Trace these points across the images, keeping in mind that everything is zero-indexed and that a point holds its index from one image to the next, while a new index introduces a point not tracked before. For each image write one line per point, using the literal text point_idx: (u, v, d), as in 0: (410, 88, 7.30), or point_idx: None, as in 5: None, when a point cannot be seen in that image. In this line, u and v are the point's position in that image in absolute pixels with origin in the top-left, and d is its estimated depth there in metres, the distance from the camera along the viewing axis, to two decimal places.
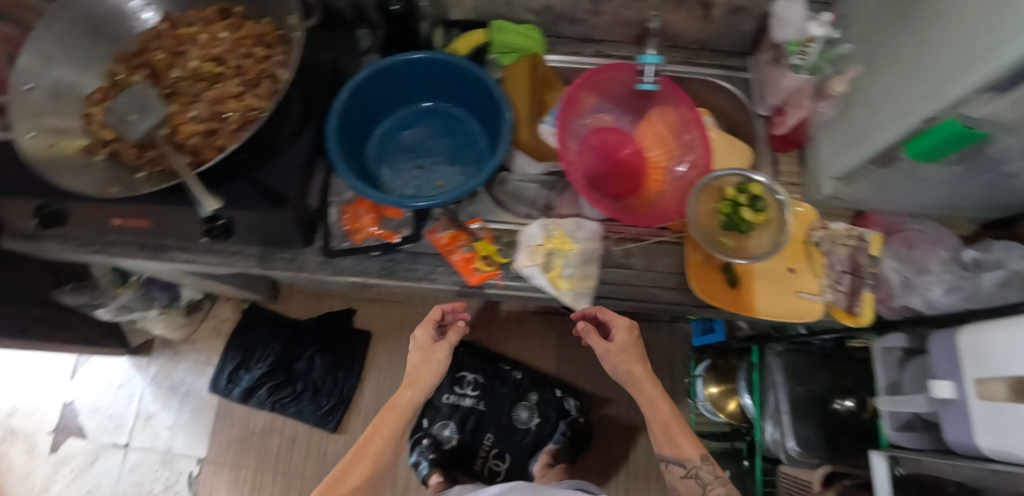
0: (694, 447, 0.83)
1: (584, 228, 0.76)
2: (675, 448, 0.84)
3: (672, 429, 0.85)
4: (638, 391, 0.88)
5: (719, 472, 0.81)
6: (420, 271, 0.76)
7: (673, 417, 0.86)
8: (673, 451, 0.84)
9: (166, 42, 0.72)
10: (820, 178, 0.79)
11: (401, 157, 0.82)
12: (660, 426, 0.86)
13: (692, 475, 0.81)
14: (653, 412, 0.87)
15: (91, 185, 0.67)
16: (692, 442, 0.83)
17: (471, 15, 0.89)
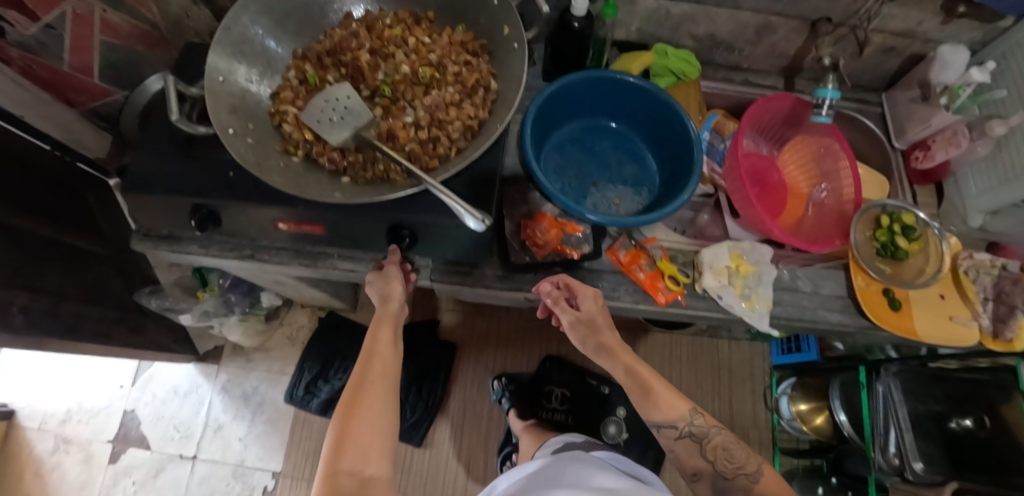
0: (678, 400, 0.69)
1: (756, 252, 0.80)
2: (661, 410, 0.68)
3: (657, 394, 0.69)
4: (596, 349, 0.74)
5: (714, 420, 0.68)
6: (602, 288, 0.77)
7: (639, 368, 0.71)
8: (662, 415, 0.68)
9: (368, 42, 0.72)
10: (967, 211, 0.83)
11: (573, 172, 0.83)
12: (637, 387, 0.70)
13: (688, 433, 0.67)
14: (629, 379, 0.72)
15: (293, 185, 0.61)
16: (660, 396, 0.69)
17: (628, 38, 0.91)
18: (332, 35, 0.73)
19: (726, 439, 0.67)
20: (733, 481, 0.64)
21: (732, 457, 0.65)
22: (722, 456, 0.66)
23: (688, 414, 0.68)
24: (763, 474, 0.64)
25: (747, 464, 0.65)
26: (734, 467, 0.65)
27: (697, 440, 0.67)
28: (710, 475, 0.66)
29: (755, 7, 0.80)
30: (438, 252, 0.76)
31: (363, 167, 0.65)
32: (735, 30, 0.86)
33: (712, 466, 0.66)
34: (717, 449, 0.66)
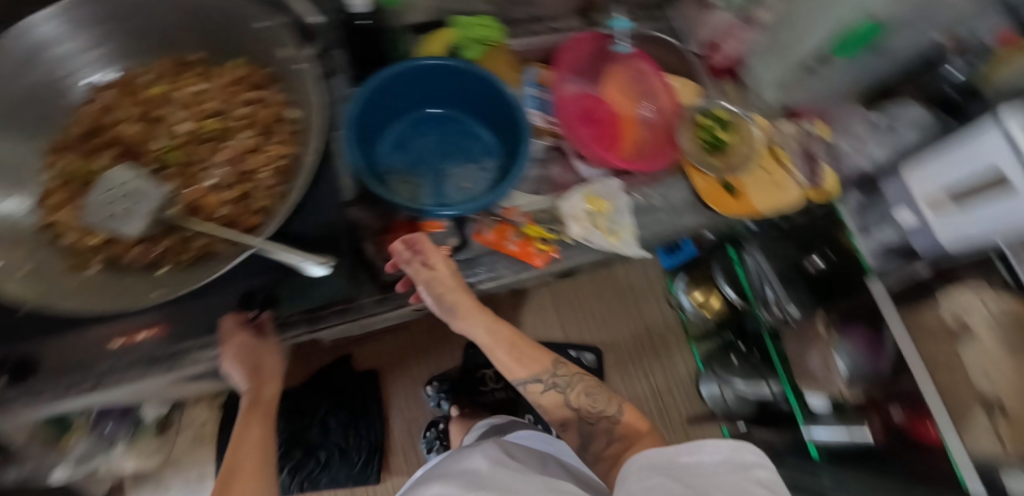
0: (538, 356, 0.76)
1: (609, 187, 0.84)
2: (524, 367, 0.75)
3: (520, 349, 0.76)
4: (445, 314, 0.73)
5: (574, 369, 0.77)
6: (481, 274, 0.78)
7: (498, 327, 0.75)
8: (528, 370, 0.75)
9: (135, 111, 0.64)
10: (762, 89, 0.95)
11: (415, 170, 0.81)
12: (503, 346, 0.75)
13: (551, 385, 0.75)
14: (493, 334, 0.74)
15: (100, 305, 0.52)
16: (518, 356, 0.75)
17: (425, 18, 0.88)
18: (91, 112, 0.64)
19: (586, 386, 0.76)
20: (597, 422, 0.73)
21: (594, 399, 0.75)
22: (582, 395, 0.75)
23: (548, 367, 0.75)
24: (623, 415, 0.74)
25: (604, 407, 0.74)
26: (597, 412, 0.74)
27: (561, 390, 0.75)
28: (576, 425, 0.75)
29: None
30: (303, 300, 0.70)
31: (179, 249, 0.58)
32: None
33: (576, 411, 0.75)
34: (581, 394, 0.75)
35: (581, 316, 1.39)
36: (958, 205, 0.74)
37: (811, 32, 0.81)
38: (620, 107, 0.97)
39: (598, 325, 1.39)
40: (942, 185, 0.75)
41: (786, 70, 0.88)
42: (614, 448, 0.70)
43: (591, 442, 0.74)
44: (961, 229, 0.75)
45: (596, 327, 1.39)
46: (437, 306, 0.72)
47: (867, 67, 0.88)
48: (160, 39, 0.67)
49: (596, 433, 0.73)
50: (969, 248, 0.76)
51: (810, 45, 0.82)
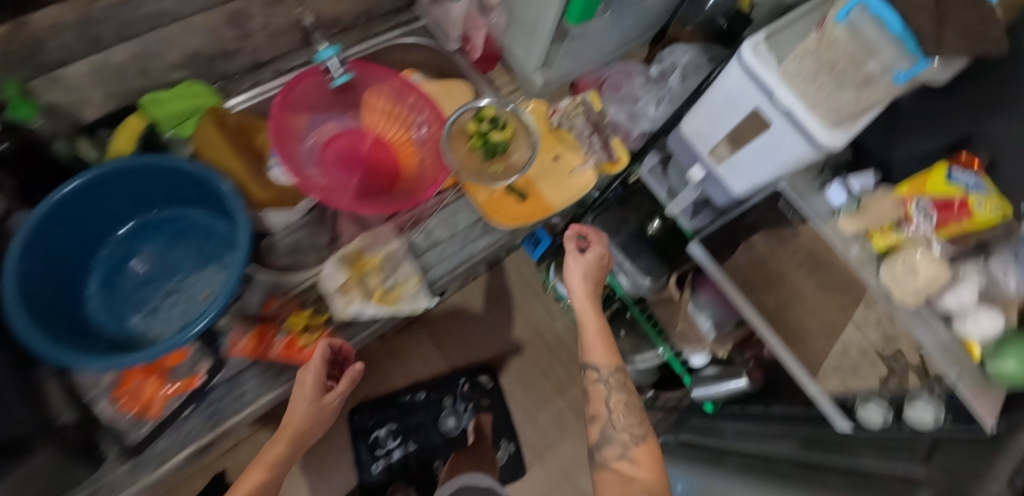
0: (608, 357, 0.74)
1: (376, 239, 0.74)
2: (600, 352, 0.74)
3: (604, 339, 0.75)
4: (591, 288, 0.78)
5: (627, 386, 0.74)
6: (250, 392, 0.67)
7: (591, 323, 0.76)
8: (603, 360, 0.74)
9: None
10: (528, 74, 0.85)
11: (142, 295, 0.69)
12: (596, 332, 0.75)
13: (603, 379, 0.73)
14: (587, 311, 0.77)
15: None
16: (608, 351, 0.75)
17: (108, 107, 0.73)
18: None
19: (626, 401, 0.72)
20: (619, 433, 0.70)
21: (629, 413, 0.71)
22: (625, 416, 0.71)
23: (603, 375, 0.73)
24: (646, 439, 0.69)
25: (638, 426, 0.70)
26: (621, 427, 0.70)
27: (607, 388, 0.73)
28: (603, 420, 0.72)
29: (200, 9, 0.68)
30: None
31: None
32: (210, 36, 0.73)
33: (609, 412, 0.72)
34: (619, 405, 0.72)
35: (461, 336, 1.30)
36: (735, 150, 0.69)
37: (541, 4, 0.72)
38: (387, 134, 0.87)
39: (485, 340, 1.31)
40: (716, 133, 0.70)
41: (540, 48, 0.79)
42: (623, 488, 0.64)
43: (605, 441, 0.70)
44: (744, 174, 0.70)
45: (482, 342, 1.30)
46: (577, 277, 0.77)
47: (617, 23, 0.81)
48: None
49: (614, 439, 0.70)
50: (758, 191, 0.71)
51: (547, 19, 0.73)
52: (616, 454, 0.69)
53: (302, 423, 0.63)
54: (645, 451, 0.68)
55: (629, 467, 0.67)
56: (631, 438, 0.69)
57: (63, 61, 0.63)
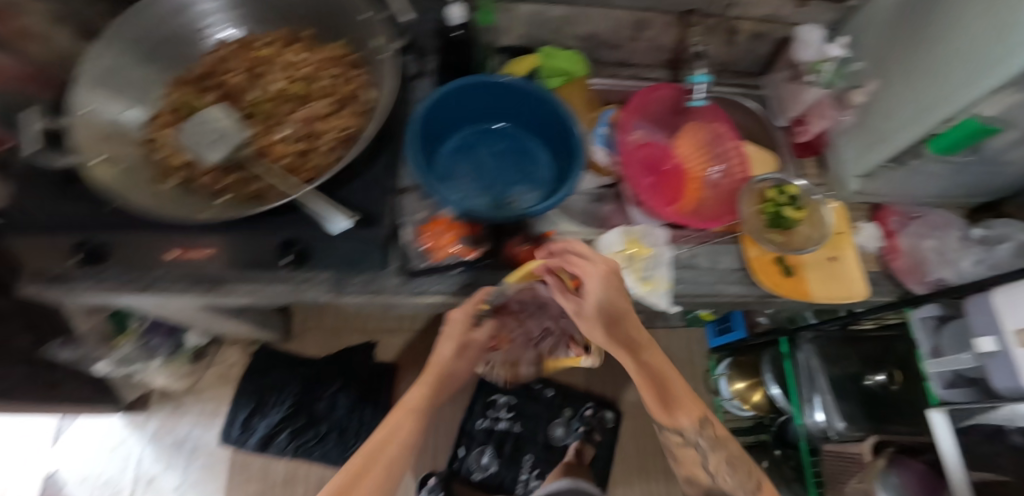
0: (695, 405, 0.79)
1: (654, 235, 0.81)
2: (681, 410, 0.79)
3: (663, 384, 0.79)
4: (626, 335, 0.74)
5: (715, 431, 0.79)
6: (503, 286, 0.78)
7: (671, 375, 0.79)
8: (687, 421, 0.79)
9: (243, 65, 0.71)
10: (844, 177, 0.89)
11: (468, 176, 0.83)
12: (664, 365, 0.78)
13: (693, 443, 0.79)
14: (654, 369, 0.78)
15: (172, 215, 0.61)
16: (685, 404, 0.79)
17: (519, 42, 0.94)
18: (206, 60, 0.73)
19: (728, 459, 0.78)
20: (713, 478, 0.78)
21: (732, 472, 0.78)
22: (739, 472, 0.78)
23: (699, 421, 0.79)
24: (744, 462, 0.79)
25: (745, 477, 0.78)
26: (731, 481, 0.77)
27: (700, 451, 0.79)
28: (706, 473, 0.79)
29: (626, 6, 0.85)
30: (334, 265, 0.76)
31: (239, 188, 0.64)
32: (615, 27, 0.90)
33: (711, 478, 0.78)
34: (720, 464, 0.78)
35: (608, 367, 1.34)
36: None
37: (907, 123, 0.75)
38: (686, 164, 0.96)
39: (624, 382, 1.33)
40: None
41: (872, 159, 0.82)
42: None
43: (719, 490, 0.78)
44: None
45: (621, 383, 1.33)
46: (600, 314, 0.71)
47: (956, 176, 0.81)
48: (286, 13, 0.77)
49: (715, 472, 0.78)
50: None
51: (906, 136, 0.76)
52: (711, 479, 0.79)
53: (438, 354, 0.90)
54: (742, 474, 0.78)
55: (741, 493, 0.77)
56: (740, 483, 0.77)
57: None
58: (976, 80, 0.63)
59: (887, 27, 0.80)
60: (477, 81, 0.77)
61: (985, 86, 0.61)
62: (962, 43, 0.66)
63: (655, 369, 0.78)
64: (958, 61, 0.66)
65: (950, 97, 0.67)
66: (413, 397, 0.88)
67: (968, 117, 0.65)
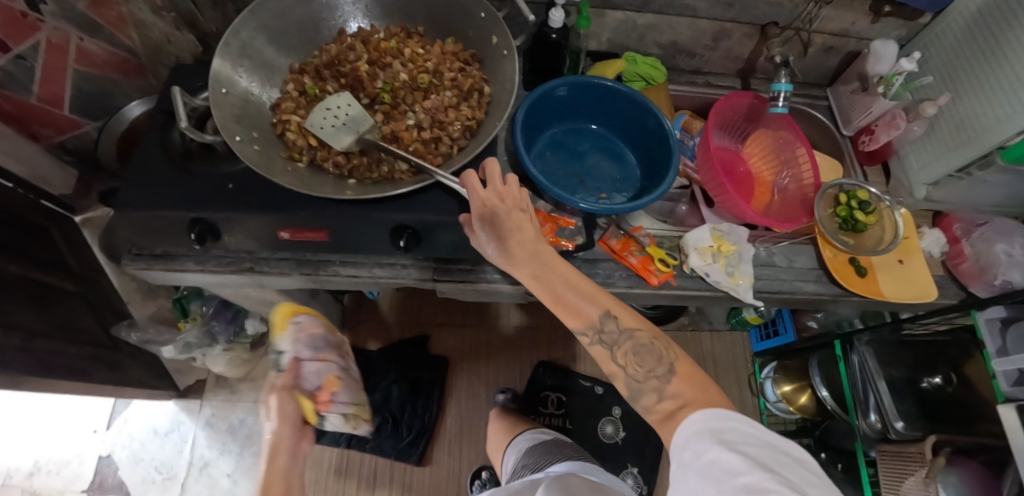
0: (593, 305, 0.60)
1: (734, 233, 0.86)
2: (575, 310, 0.60)
3: (567, 302, 0.61)
4: (503, 224, 0.62)
5: (629, 321, 0.59)
6: (599, 276, 0.81)
7: (560, 269, 0.61)
8: (580, 323, 0.60)
9: (366, 55, 0.73)
10: (910, 184, 0.92)
11: (560, 171, 0.87)
12: (563, 279, 0.61)
13: (604, 340, 0.59)
14: (534, 268, 0.62)
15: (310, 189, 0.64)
16: (588, 296, 0.60)
17: (602, 47, 0.98)
18: (329, 49, 0.75)
19: (637, 349, 0.58)
20: (641, 385, 0.57)
21: (641, 362, 0.57)
22: (640, 367, 0.57)
23: (598, 318, 0.59)
24: (675, 371, 0.56)
25: (657, 363, 0.57)
26: (645, 371, 0.57)
27: (607, 348, 0.59)
28: (621, 380, 0.59)
29: (713, 16, 0.89)
30: (442, 251, 0.75)
31: (368, 169, 0.68)
32: (695, 36, 0.95)
33: (623, 371, 0.59)
34: (626, 354, 0.58)
35: None
36: None
37: (980, 134, 0.80)
38: (754, 169, 1.02)
39: None
40: None
41: (942, 168, 0.86)
42: (666, 408, 0.55)
43: (638, 396, 0.57)
44: None
45: None
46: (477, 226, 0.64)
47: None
48: (399, 9, 0.80)
49: (641, 391, 0.57)
50: None
51: (979, 146, 0.80)
52: (653, 402, 0.56)
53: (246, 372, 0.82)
54: (684, 380, 0.55)
55: (676, 400, 0.54)
56: (659, 380, 0.56)
57: (618, 6, 0.88)
58: None
59: (958, 45, 0.85)
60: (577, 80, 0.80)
61: None
62: None
63: (545, 270, 0.61)
64: None
65: None
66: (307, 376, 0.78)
67: None
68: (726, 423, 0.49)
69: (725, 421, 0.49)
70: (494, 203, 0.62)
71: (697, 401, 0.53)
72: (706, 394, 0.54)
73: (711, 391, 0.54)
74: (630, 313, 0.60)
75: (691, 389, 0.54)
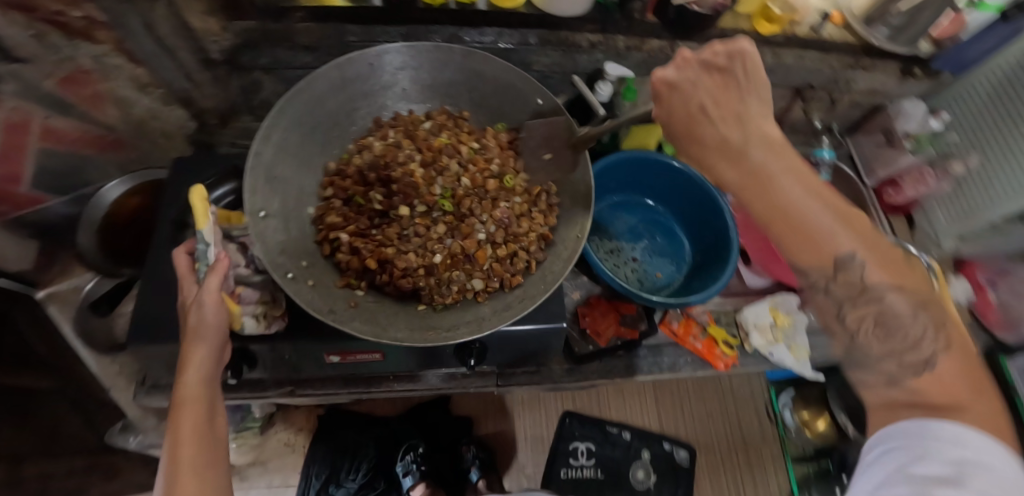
0: (844, 236, 0.38)
1: (789, 302, 0.86)
2: (808, 251, 0.38)
3: (802, 221, 0.38)
4: (722, 118, 0.42)
5: (892, 265, 0.38)
6: (665, 364, 0.81)
7: (795, 185, 0.39)
8: (814, 260, 0.38)
9: (418, 156, 0.69)
10: (939, 237, 0.95)
11: (615, 250, 0.87)
12: (803, 190, 0.38)
13: (834, 284, 0.38)
14: (773, 170, 0.39)
15: (379, 332, 0.54)
16: (838, 216, 0.38)
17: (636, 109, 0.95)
18: (373, 148, 0.70)
19: (881, 310, 0.39)
20: (874, 363, 0.39)
21: (885, 335, 0.38)
22: (884, 335, 0.38)
23: (849, 259, 0.38)
24: (935, 365, 0.36)
25: (915, 344, 0.37)
26: (891, 348, 0.38)
27: (834, 301, 0.39)
28: (842, 342, 0.41)
29: None
30: (506, 359, 0.73)
31: (438, 292, 0.61)
32: None
33: (852, 334, 0.40)
34: (865, 317, 0.39)
35: (679, 408, 1.38)
36: None
37: (1012, 196, 0.83)
38: None
39: (696, 421, 1.37)
40: None
41: (973, 225, 0.89)
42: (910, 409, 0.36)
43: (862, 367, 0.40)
44: None
45: (695, 422, 1.36)
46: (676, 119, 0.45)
47: None
48: (441, 92, 0.73)
49: (865, 367, 0.40)
50: None
51: (1010, 208, 0.83)
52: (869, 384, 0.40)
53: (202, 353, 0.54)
54: (935, 382, 0.36)
55: (915, 402, 0.37)
56: (901, 366, 0.37)
57: None
58: None
59: (979, 106, 0.87)
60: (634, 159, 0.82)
61: None
62: None
63: (767, 183, 0.39)
64: None
65: None
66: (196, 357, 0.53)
67: None
68: (970, 442, 0.33)
69: (971, 438, 0.33)
70: (679, 89, 0.45)
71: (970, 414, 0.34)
72: (986, 415, 0.34)
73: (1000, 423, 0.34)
74: (889, 255, 0.39)
75: (945, 398, 0.35)
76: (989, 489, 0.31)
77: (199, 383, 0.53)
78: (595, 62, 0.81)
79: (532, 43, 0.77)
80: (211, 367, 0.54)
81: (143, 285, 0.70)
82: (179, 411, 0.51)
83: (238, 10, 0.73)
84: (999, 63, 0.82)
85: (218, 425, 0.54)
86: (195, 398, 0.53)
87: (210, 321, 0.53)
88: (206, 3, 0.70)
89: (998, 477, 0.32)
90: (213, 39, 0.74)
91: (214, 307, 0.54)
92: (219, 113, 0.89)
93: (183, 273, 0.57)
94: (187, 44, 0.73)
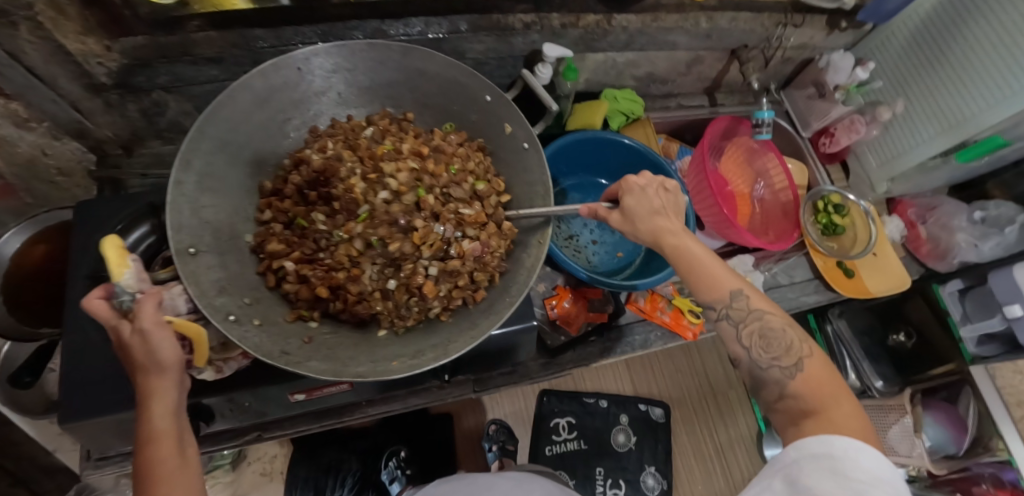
0: (730, 277, 0.54)
1: (746, 264, 0.92)
2: (708, 288, 0.54)
3: (696, 272, 0.55)
4: (644, 208, 0.59)
5: (782, 317, 0.53)
6: (637, 342, 0.82)
7: (692, 246, 0.56)
8: (711, 296, 0.54)
9: (359, 167, 0.63)
10: (872, 181, 1.01)
11: (574, 233, 0.87)
12: (699, 257, 0.56)
13: (725, 315, 0.53)
14: (679, 244, 0.56)
15: (338, 369, 0.51)
16: (723, 271, 0.55)
17: (579, 86, 0.93)
18: (311, 162, 0.63)
19: (764, 337, 0.52)
20: (767, 371, 0.50)
21: (768, 347, 0.51)
22: (767, 349, 0.51)
23: (731, 295, 0.53)
24: (804, 368, 0.49)
25: (788, 353, 0.50)
26: (770, 357, 0.51)
27: (733, 324, 0.53)
28: (747, 364, 0.52)
29: (690, 47, 0.88)
30: (482, 368, 0.72)
31: (398, 315, 0.59)
32: (670, 64, 0.93)
33: (750, 354, 0.52)
34: (753, 336, 0.52)
35: (650, 369, 1.42)
36: None
37: (926, 138, 0.89)
38: (732, 184, 0.99)
39: (667, 379, 1.42)
40: None
41: (900, 168, 0.94)
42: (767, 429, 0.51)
43: (760, 383, 0.51)
44: None
45: (665, 380, 1.42)
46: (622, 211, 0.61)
47: (967, 170, 0.94)
48: (382, 94, 0.69)
49: (767, 380, 0.51)
50: None
51: (925, 150, 0.89)
52: (777, 398, 0.50)
53: (165, 388, 0.46)
54: (810, 383, 0.48)
55: (800, 405, 0.48)
56: (784, 370, 0.49)
57: (600, 50, 0.83)
58: (993, 108, 0.77)
59: (900, 51, 0.91)
60: (578, 140, 0.83)
61: (1002, 114, 0.76)
62: (994, 71, 0.77)
63: (674, 255, 0.56)
64: (978, 86, 0.80)
65: (967, 121, 0.81)
66: (159, 392, 0.46)
67: (992, 134, 0.80)
68: (838, 448, 0.42)
69: (838, 443, 0.43)
70: (633, 189, 0.60)
71: (833, 415, 0.46)
72: (843, 413, 0.46)
73: (859, 419, 0.45)
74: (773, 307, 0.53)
75: (817, 397, 0.47)
76: (854, 467, 0.41)
77: (169, 417, 0.47)
78: (531, 42, 0.77)
79: (463, 30, 0.72)
80: (179, 397, 0.48)
81: (67, 356, 0.63)
82: (150, 449, 0.45)
83: (121, 26, 0.62)
84: (911, 14, 0.87)
85: (192, 459, 0.48)
86: (168, 432, 0.46)
87: (167, 361, 0.46)
88: (79, 21, 0.59)
89: (861, 460, 0.42)
90: (98, 60, 0.64)
91: (164, 340, 0.45)
92: (121, 142, 0.79)
93: (109, 322, 0.45)
94: (67, 71, 0.62)
